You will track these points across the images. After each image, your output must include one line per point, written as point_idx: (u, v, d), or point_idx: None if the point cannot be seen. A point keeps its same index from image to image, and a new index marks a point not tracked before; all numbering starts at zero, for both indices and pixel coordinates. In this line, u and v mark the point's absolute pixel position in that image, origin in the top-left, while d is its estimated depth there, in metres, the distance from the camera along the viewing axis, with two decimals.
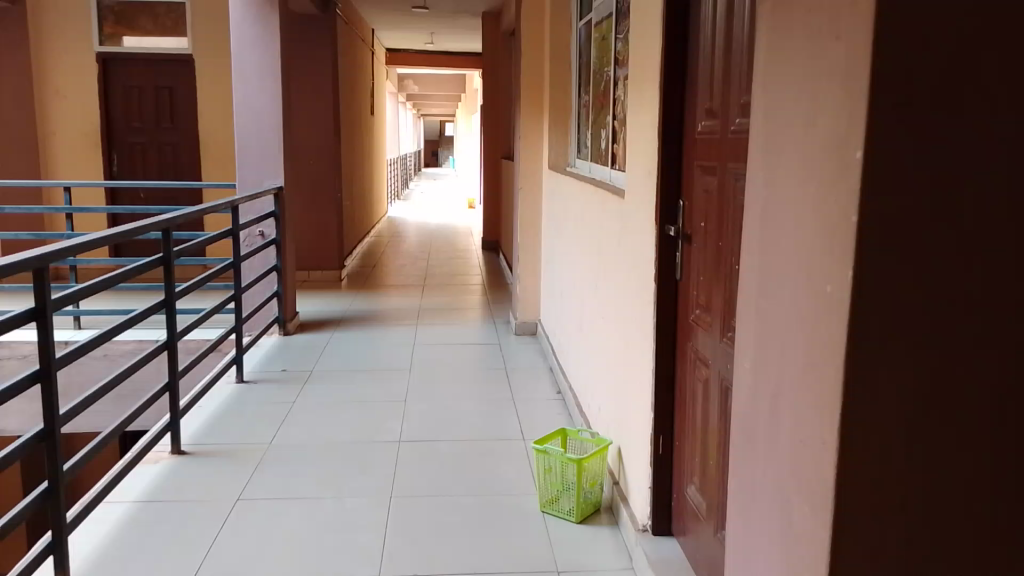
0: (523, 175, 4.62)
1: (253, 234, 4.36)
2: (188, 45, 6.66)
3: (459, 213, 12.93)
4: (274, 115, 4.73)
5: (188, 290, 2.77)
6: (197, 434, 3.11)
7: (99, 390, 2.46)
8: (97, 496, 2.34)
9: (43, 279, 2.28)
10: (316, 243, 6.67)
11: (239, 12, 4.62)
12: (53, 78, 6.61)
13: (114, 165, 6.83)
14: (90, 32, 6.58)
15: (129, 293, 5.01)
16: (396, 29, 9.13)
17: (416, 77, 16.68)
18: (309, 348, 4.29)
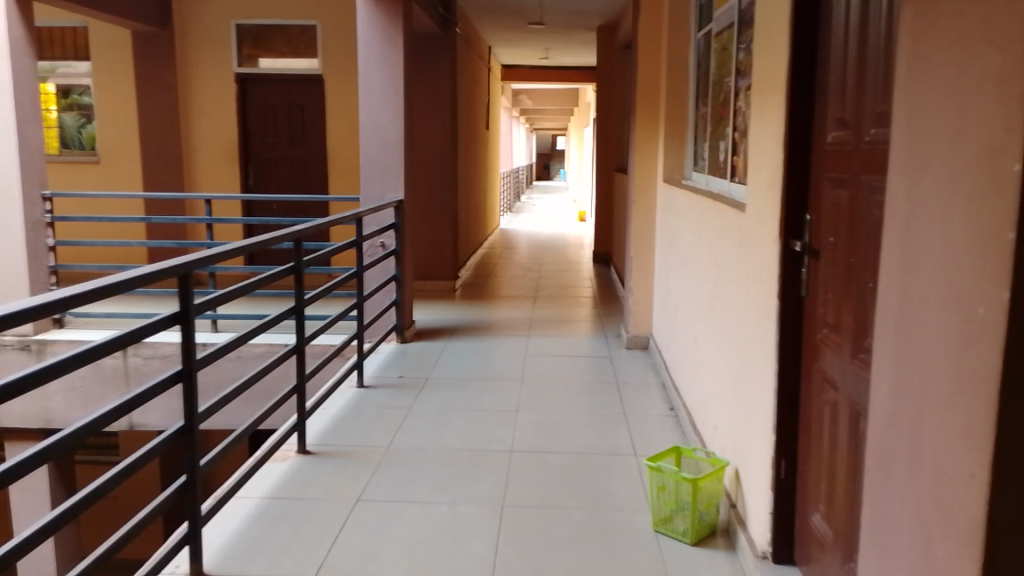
0: (636, 189, 4.60)
1: (375, 245, 4.54)
2: (317, 66, 7.05)
3: (570, 225, 12.97)
4: (397, 130, 4.91)
5: (315, 297, 2.90)
6: (322, 435, 3.24)
7: (235, 390, 2.61)
8: (229, 492, 2.48)
9: (187, 285, 2.46)
10: (432, 254, 6.87)
11: (367, 32, 4.82)
12: (197, 99, 7.09)
13: (251, 178, 7.30)
14: (231, 54, 7.04)
15: (262, 299, 5.33)
16: (512, 46, 9.31)
17: (531, 93, 16.93)
18: (425, 355, 4.41)
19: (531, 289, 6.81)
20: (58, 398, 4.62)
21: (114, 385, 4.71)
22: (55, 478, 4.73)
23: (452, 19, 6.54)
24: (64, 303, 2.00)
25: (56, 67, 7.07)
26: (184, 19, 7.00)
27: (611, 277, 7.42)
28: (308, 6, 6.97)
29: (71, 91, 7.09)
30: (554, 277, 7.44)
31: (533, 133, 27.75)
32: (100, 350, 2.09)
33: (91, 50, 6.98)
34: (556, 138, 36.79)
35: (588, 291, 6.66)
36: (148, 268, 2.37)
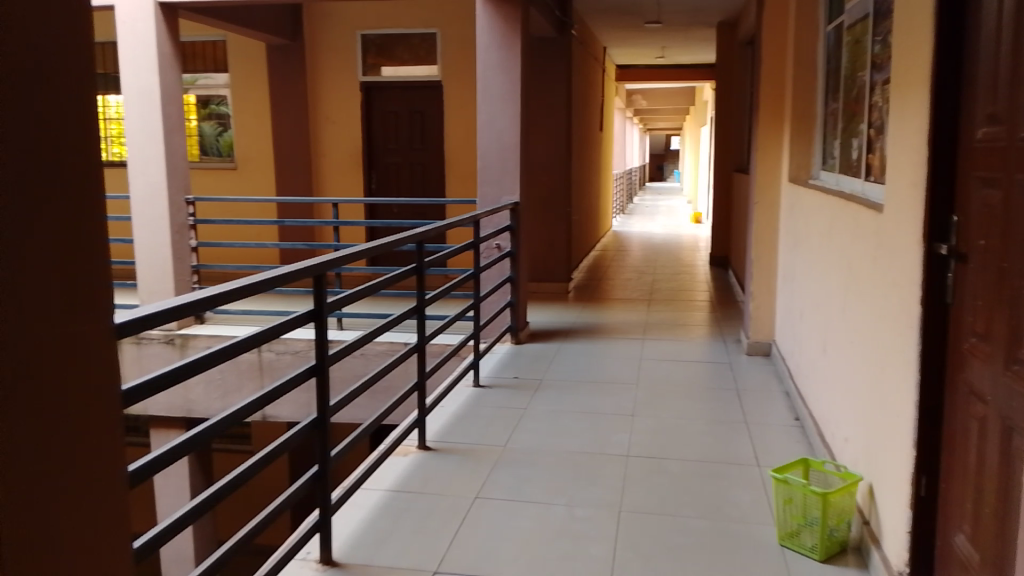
0: (759, 190, 4.46)
1: (491, 247, 4.62)
2: (437, 73, 7.25)
3: (686, 227, 12.71)
4: (516, 134, 4.97)
5: (436, 297, 2.98)
6: (441, 432, 3.32)
7: (362, 386, 2.72)
8: (356, 483, 2.59)
9: (321, 284, 2.60)
10: (545, 256, 6.92)
11: (486, 38, 4.91)
12: (325, 107, 7.44)
13: (373, 182, 7.59)
14: (356, 63, 7.33)
15: (386, 299, 5.53)
16: (626, 46, 9.23)
17: (646, 93, 16.73)
18: (540, 356, 4.43)
19: (645, 292, 6.72)
20: (200, 389, 4.95)
21: (250, 379, 5.00)
22: (197, 466, 5.07)
23: (569, 23, 6.57)
24: (212, 300, 2.16)
25: (197, 79, 7.56)
26: (313, 32, 7.34)
27: (728, 281, 7.22)
28: (428, 15, 7.19)
29: (210, 102, 7.54)
30: (668, 281, 7.30)
31: (646, 134, 27.35)
32: (242, 346, 2.23)
33: (230, 63, 7.43)
34: (669, 138, 36.07)
35: (704, 295, 6.49)
36: (285, 268, 2.52)
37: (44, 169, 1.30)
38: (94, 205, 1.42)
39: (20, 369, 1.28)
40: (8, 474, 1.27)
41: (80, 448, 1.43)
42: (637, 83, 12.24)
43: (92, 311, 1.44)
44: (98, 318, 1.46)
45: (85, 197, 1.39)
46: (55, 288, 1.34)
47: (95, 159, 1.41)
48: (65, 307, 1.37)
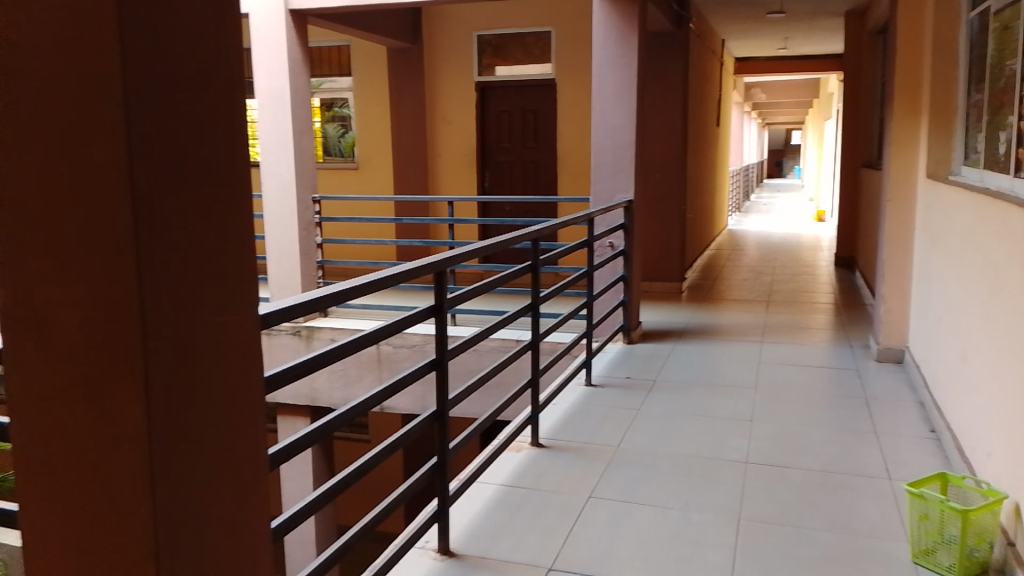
0: (892, 187, 4.22)
1: (604, 246, 4.60)
2: (551, 71, 7.28)
3: (808, 226, 12.18)
4: (631, 131, 4.92)
5: (550, 294, 3.01)
6: (554, 429, 3.34)
7: (478, 380, 2.79)
8: (472, 475, 2.65)
9: (441, 280, 2.69)
10: (658, 255, 6.82)
11: (602, 35, 4.89)
12: (441, 108, 7.61)
13: (487, 181, 7.72)
14: (472, 64, 7.47)
15: (501, 296, 5.61)
16: (747, 39, 8.94)
17: (766, 87, 16.15)
18: (653, 357, 4.38)
19: (763, 293, 6.50)
20: (323, 379, 5.20)
21: (370, 371, 5.19)
22: (320, 453, 5.32)
23: (686, 16, 6.43)
24: (342, 294, 2.29)
25: (323, 82, 7.89)
26: (431, 34, 7.52)
27: (854, 283, 6.86)
28: (544, 14, 7.21)
29: (334, 104, 7.88)
30: (786, 282, 7.04)
31: (765, 129, 26.37)
32: (369, 339, 2.33)
33: (354, 67, 7.73)
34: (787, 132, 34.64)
35: (827, 297, 6.20)
36: (408, 265, 2.62)
37: (199, 170, 1.40)
38: (240, 202, 1.52)
39: (178, 359, 1.39)
40: (166, 453, 1.38)
41: (227, 431, 1.53)
42: (758, 77, 11.83)
43: (239, 304, 1.54)
44: (243, 311, 1.56)
45: (233, 198, 1.49)
46: (210, 283, 1.45)
47: (242, 162, 1.51)
48: (218, 301, 1.48)
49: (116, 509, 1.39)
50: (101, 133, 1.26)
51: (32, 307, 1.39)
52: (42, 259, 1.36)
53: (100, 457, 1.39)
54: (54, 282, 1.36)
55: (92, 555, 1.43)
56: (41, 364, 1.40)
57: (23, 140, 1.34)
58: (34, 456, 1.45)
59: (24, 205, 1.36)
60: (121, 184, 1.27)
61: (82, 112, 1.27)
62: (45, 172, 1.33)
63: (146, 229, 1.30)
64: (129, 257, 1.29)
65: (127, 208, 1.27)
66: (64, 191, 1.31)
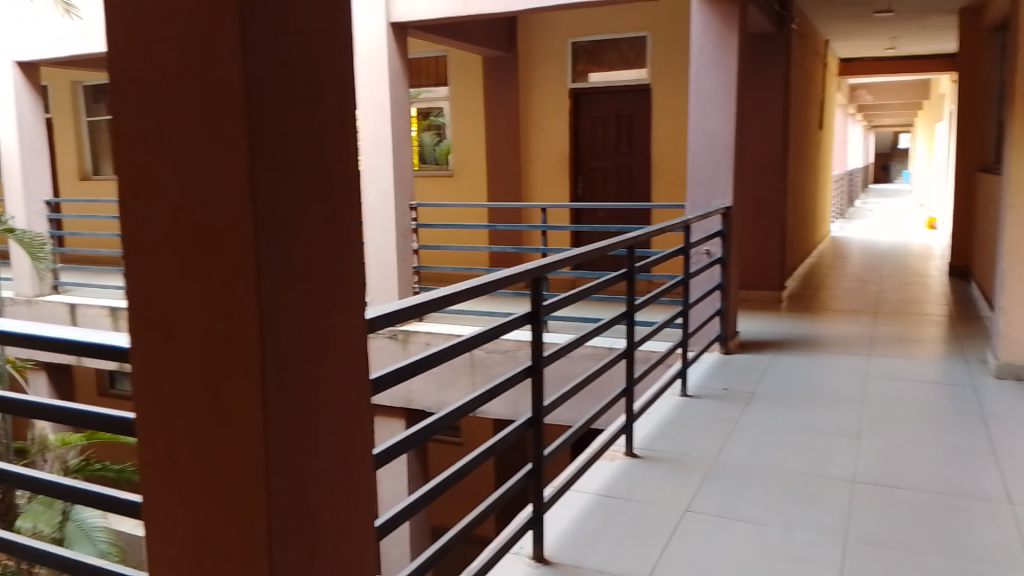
0: (1013, 191, 3.97)
1: (701, 253, 4.51)
2: (646, 76, 7.22)
3: (919, 233, 11.58)
4: (730, 135, 4.81)
5: (646, 302, 2.97)
6: (649, 439, 3.29)
7: (574, 388, 2.78)
8: (567, 483, 2.65)
9: (538, 287, 2.69)
10: (756, 262, 6.65)
11: (701, 38, 4.80)
12: (535, 115, 7.67)
13: (579, 188, 7.75)
14: (567, 70, 7.50)
15: (595, 303, 5.60)
16: (853, 38, 8.61)
17: (872, 87, 15.49)
18: (750, 367, 4.26)
19: (868, 303, 6.23)
20: (418, 383, 5.31)
21: (463, 376, 5.26)
22: (416, 458, 5.42)
23: (788, 16, 6.25)
24: (444, 300, 2.33)
25: (420, 92, 8.09)
26: (526, 42, 7.58)
27: (969, 294, 6.47)
28: (639, 19, 7.16)
29: (430, 113, 8.06)
30: (895, 292, 6.70)
31: (869, 131, 25.28)
32: (468, 345, 2.36)
33: (451, 76, 7.87)
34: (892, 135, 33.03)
35: (939, 309, 5.88)
36: (506, 272, 2.63)
37: (313, 179, 1.46)
38: (350, 209, 1.58)
39: (293, 361, 1.45)
40: (281, 452, 1.44)
41: (336, 432, 1.58)
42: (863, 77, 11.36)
43: (347, 310, 1.60)
44: (350, 317, 1.61)
45: (343, 207, 1.55)
46: (322, 289, 1.51)
47: (351, 173, 1.57)
48: (329, 307, 1.53)
49: (233, 505, 1.45)
50: (225, 145, 1.33)
51: (158, 312, 1.47)
52: (169, 266, 1.44)
53: (220, 454, 1.45)
54: (180, 288, 1.44)
55: (211, 549, 1.49)
56: (167, 366, 1.48)
57: (152, 153, 1.42)
58: (160, 454, 1.53)
59: (153, 215, 1.44)
60: (242, 193, 1.33)
61: (208, 126, 1.34)
62: (172, 182, 1.40)
63: (266, 235, 1.36)
64: (249, 262, 1.35)
65: (249, 215, 1.33)
66: (191, 201, 1.39)
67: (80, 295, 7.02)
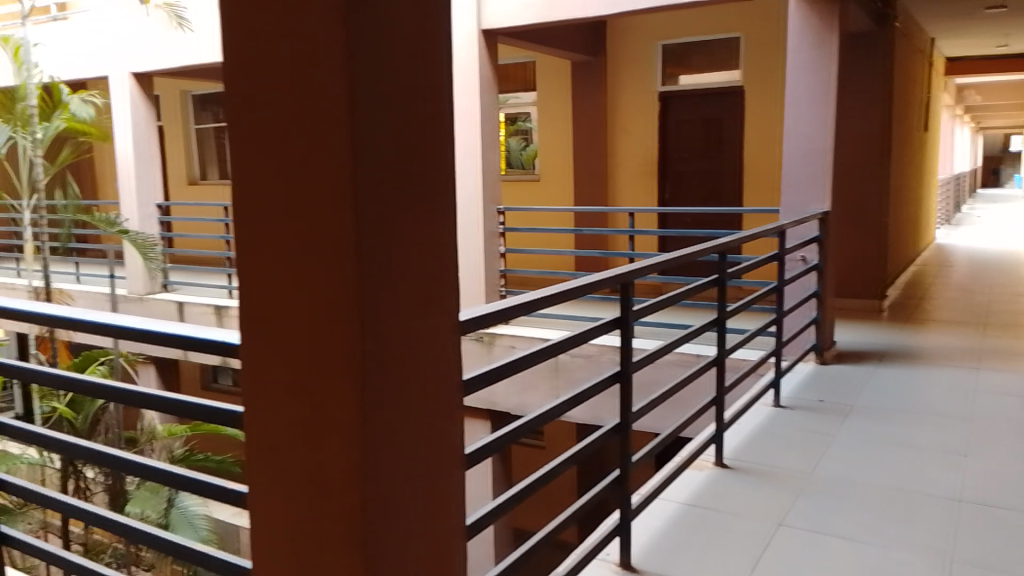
0: None
1: (795, 260, 4.37)
2: (738, 78, 7.08)
3: None
4: (827, 137, 4.66)
5: (737, 309, 2.89)
6: (738, 450, 3.21)
7: (662, 395, 2.74)
8: (654, 491, 2.61)
9: (627, 293, 2.67)
10: (854, 269, 6.45)
11: (797, 39, 4.69)
12: (623, 119, 7.62)
13: (667, 193, 7.62)
14: (656, 73, 7.42)
15: (682, 310, 5.51)
16: (960, 36, 8.20)
17: (981, 87, 14.73)
18: (844, 380, 4.09)
19: (976, 314, 5.91)
20: (503, 385, 5.36)
21: (547, 379, 5.27)
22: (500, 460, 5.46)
23: (890, 14, 6.00)
24: (533, 303, 2.34)
25: (508, 98, 8.18)
26: (615, 46, 7.56)
27: None
28: (731, 20, 7.02)
29: (517, 119, 8.18)
30: (1005, 303, 6.32)
31: (977, 134, 24.01)
32: (555, 349, 2.36)
33: (538, 82, 7.95)
34: (1000, 138, 31.22)
35: None
36: (594, 276, 2.62)
37: (410, 183, 1.49)
38: (443, 212, 1.61)
39: (390, 361, 1.48)
40: (378, 449, 1.47)
41: (428, 432, 1.61)
42: (972, 77, 10.79)
43: (439, 313, 1.63)
44: (441, 320, 1.64)
45: (437, 211, 1.58)
46: (417, 292, 1.54)
47: (445, 179, 1.59)
48: (422, 309, 1.56)
49: (329, 501, 1.48)
50: (329, 151, 1.37)
51: (263, 313, 1.53)
52: (273, 268, 1.49)
53: (317, 452, 1.49)
54: (283, 289, 1.49)
55: (308, 544, 1.53)
56: (269, 364, 1.54)
57: (259, 160, 1.47)
58: (260, 449, 1.59)
59: (259, 220, 1.49)
60: (344, 198, 1.37)
61: (313, 132, 1.39)
62: (277, 189, 1.46)
63: (366, 237, 1.39)
64: (350, 264, 1.38)
65: (350, 218, 1.37)
66: (294, 205, 1.43)
67: (186, 293, 7.42)
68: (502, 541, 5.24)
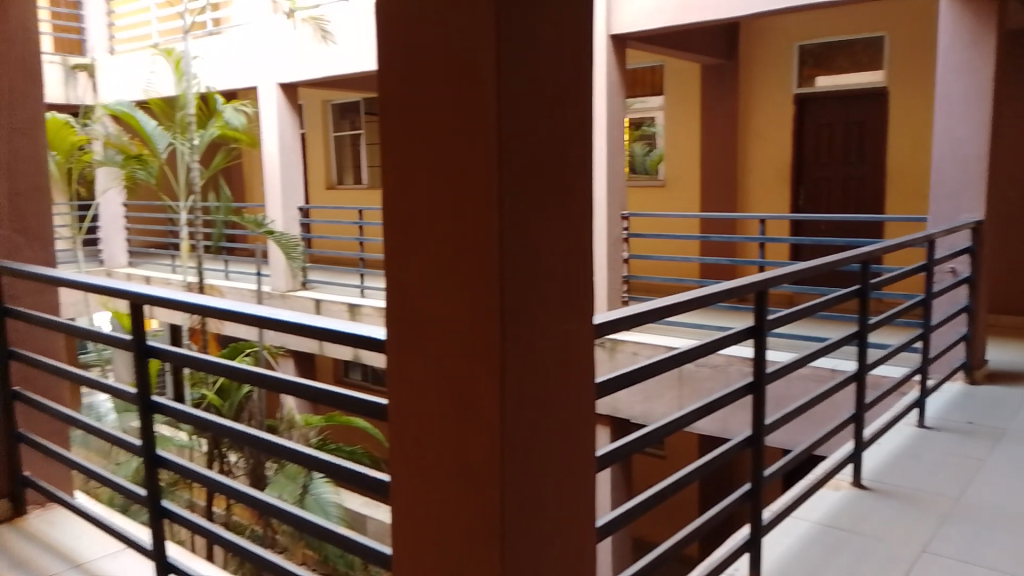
0: None
1: (944, 272, 4.16)
2: (882, 79, 6.74)
3: None
4: (983, 142, 4.36)
5: (879, 322, 2.76)
6: (877, 471, 3.05)
7: (797, 409, 2.63)
8: (787, 508, 2.51)
9: (762, 302, 2.58)
10: (1008, 282, 6.08)
11: (949, 39, 4.43)
12: (756, 123, 7.42)
13: (801, 199, 7.38)
14: (792, 76, 7.18)
15: (818, 322, 5.30)
16: None
17: None
18: (998, 402, 3.81)
19: None
20: (625, 392, 5.35)
21: (670, 388, 5.21)
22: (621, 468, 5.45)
23: None
24: (671, 309, 2.31)
25: (634, 103, 8.19)
26: (749, 49, 7.38)
27: None
28: (874, 19, 6.70)
29: (642, 124, 8.14)
30: None
31: None
32: (690, 356, 2.32)
33: (666, 86, 7.87)
34: None
35: None
36: (729, 284, 2.56)
37: (551, 185, 1.50)
38: (582, 216, 1.61)
39: (530, 361, 1.48)
40: (517, 449, 1.47)
41: (563, 434, 1.61)
42: None
43: (576, 315, 1.62)
44: (579, 322, 1.64)
45: (576, 212, 1.58)
46: (556, 293, 1.54)
47: (585, 181, 1.59)
48: (560, 310, 1.56)
49: (467, 501, 1.51)
50: (477, 155, 1.39)
51: (409, 310, 1.57)
52: (419, 268, 1.53)
53: (457, 453, 1.52)
54: (427, 287, 1.52)
55: (447, 538, 1.56)
56: (413, 360, 1.58)
57: (408, 163, 1.52)
58: (403, 446, 1.64)
59: (408, 220, 1.53)
60: (490, 201, 1.39)
61: (462, 137, 1.41)
62: (425, 191, 1.49)
63: (510, 241, 1.41)
64: (494, 264, 1.40)
65: (495, 222, 1.39)
66: (441, 208, 1.46)
67: (323, 292, 7.80)
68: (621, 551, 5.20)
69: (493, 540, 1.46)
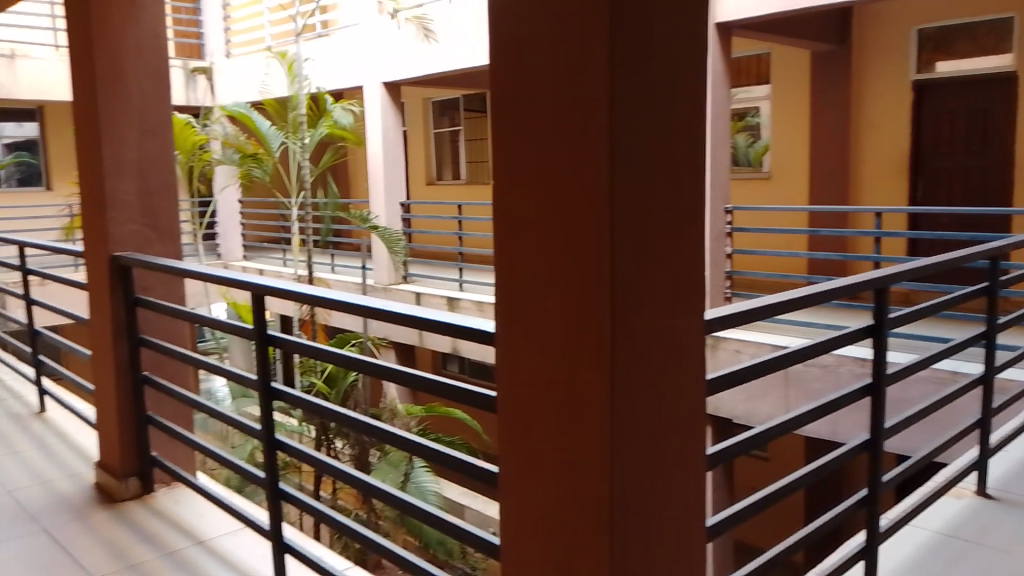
0: None
1: None
2: (1010, 63, 6.32)
3: None
4: None
5: (1009, 323, 2.60)
6: (1005, 480, 2.88)
7: (919, 412, 2.52)
8: (906, 516, 2.41)
9: (882, 300, 2.47)
10: None
11: None
12: (869, 112, 7.11)
13: (919, 191, 7.02)
14: (909, 62, 6.84)
15: (936, 323, 5.05)
16: None
17: None
18: None
19: None
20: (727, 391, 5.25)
21: (777, 389, 5.08)
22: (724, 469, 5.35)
23: None
24: (789, 306, 2.24)
25: (737, 93, 7.96)
26: (862, 35, 7.06)
27: None
28: None
29: (746, 114, 7.91)
30: None
31: None
32: (807, 354, 2.25)
33: (773, 75, 7.65)
34: None
35: None
36: (846, 280, 2.46)
37: (662, 179, 1.48)
38: (693, 211, 1.58)
39: (639, 358, 1.47)
40: (627, 444, 1.47)
41: (672, 430, 1.60)
42: None
43: (686, 310, 1.60)
44: (688, 318, 1.61)
45: (688, 207, 1.56)
46: (666, 289, 1.52)
47: (696, 175, 1.57)
48: (670, 305, 1.55)
49: (576, 496, 1.51)
50: (588, 150, 1.39)
51: (516, 305, 1.58)
52: (527, 263, 1.54)
53: (565, 447, 1.52)
54: (535, 283, 1.53)
55: (554, 530, 1.57)
56: (520, 355, 1.59)
57: (517, 159, 1.52)
58: (509, 439, 1.66)
59: (516, 216, 1.54)
60: (601, 195, 1.38)
61: (572, 133, 1.41)
62: (534, 186, 1.49)
63: (621, 235, 1.40)
64: (605, 259, 1.39)
65: (606, 216, 1.38)
66: (550, 204, 1.46)
67: (424, 285, 7.98)
68: (723, 553, 5.12)
69: (602, 534, 1.47)
